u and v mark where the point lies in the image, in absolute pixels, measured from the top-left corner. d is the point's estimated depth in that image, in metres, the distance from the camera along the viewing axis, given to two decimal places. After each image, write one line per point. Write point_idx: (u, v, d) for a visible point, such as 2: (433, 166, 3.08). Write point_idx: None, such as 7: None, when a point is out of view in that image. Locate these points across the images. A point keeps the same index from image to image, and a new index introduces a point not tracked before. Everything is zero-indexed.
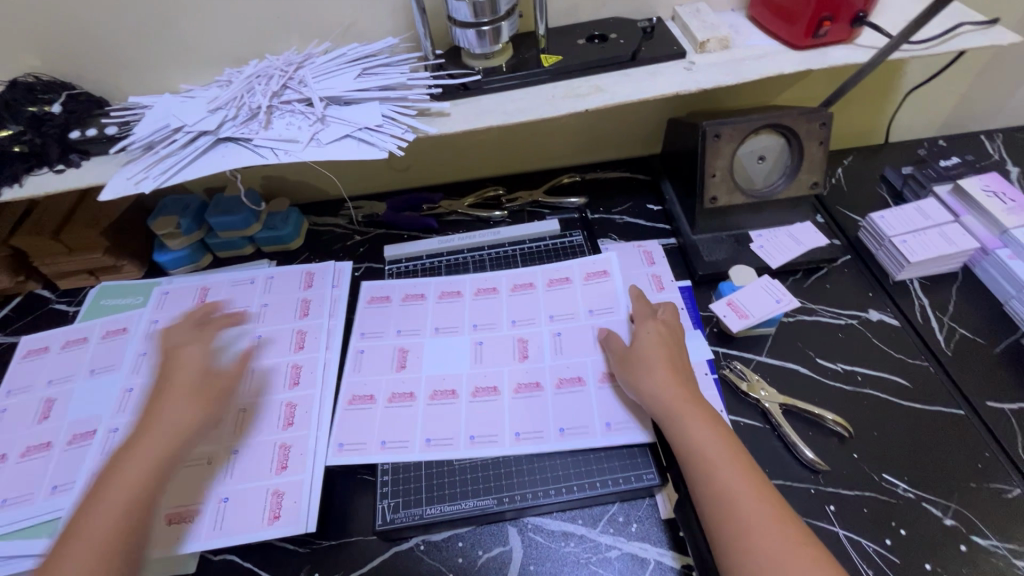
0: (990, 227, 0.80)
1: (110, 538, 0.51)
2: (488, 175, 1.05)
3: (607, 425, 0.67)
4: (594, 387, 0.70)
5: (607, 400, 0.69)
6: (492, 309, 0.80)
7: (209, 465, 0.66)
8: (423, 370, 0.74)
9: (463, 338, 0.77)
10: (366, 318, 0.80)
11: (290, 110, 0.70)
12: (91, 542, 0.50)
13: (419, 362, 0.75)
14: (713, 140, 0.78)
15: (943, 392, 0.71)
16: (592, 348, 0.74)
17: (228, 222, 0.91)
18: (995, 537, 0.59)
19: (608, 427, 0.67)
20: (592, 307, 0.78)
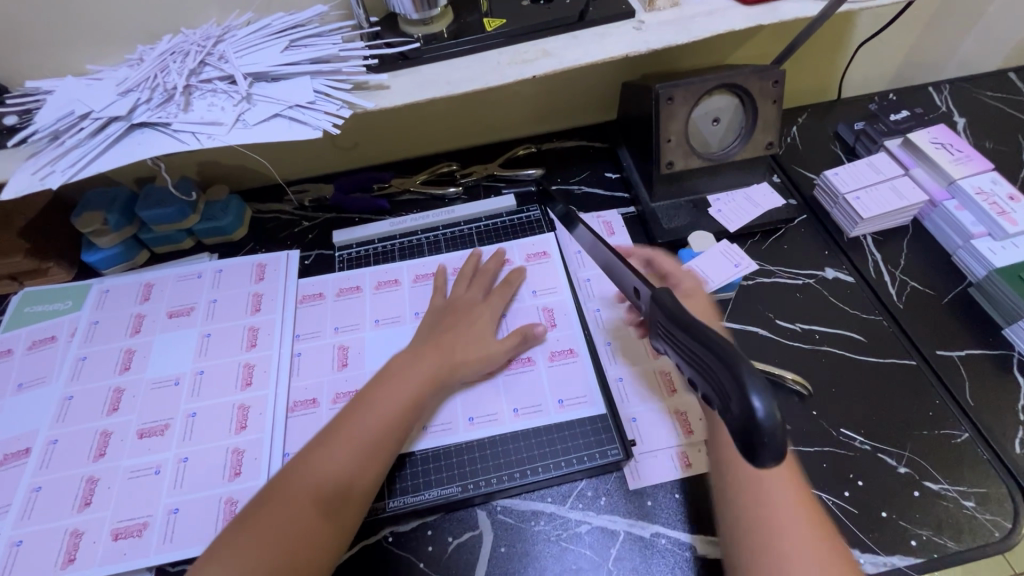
0: (939, 179, 0.81)
1: (322, 486, 0.55)
2: (441, 150, 1.01)
3: (559, 402, 0.67)
4: (544, 365, 0.70)
5: (558, 377, 0.69)
6: (431, 296, 0.77)
7: (157, 475, 0.61)
8: (366, 366, 0.70)
9: (406, 328, 0.74)
10: (302, 317, 0.75)
11: (212, 90, 0.64)
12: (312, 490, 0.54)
13: (361, 358, 0.71)
14: (666, 103, 0.76)
15: (896, 344, 0.72)
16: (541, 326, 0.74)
17: (161, 215, 0.85)
18: (945, 481, 0.62)
19: (560, 404, 0.67)
20: (535, 287, 0.77)
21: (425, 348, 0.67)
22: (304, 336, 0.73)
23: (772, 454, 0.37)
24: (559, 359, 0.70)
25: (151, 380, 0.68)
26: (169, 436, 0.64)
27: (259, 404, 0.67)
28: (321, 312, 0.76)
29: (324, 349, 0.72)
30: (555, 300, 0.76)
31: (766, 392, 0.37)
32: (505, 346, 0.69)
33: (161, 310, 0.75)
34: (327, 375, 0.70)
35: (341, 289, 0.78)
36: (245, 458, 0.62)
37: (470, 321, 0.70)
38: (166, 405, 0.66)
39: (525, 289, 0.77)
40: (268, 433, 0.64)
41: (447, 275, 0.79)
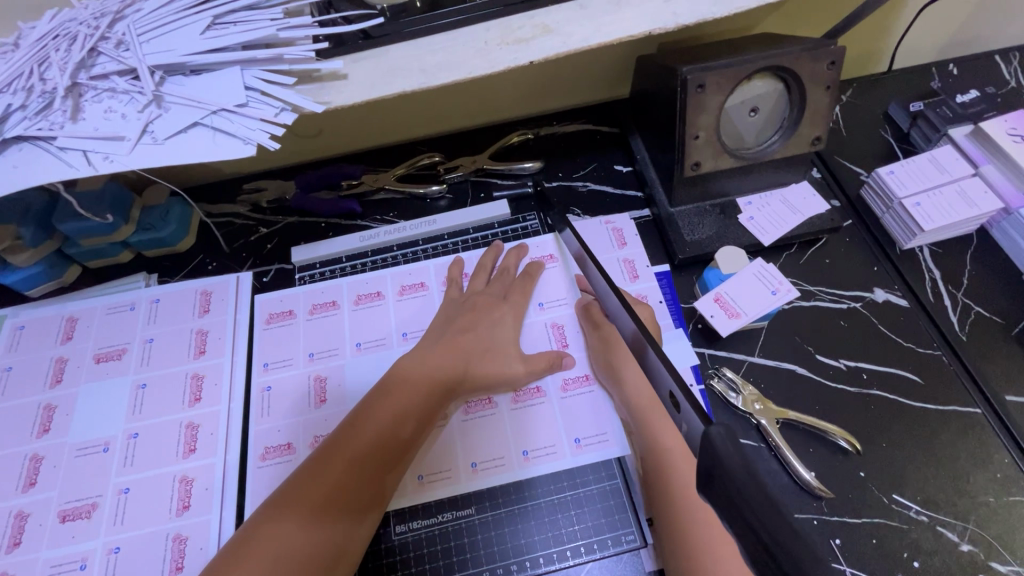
0: (1016, 180, 0.67)
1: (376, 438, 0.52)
2: (421, 137, 0.86)
3: (576, 442, 0.58)
4: (556, 397, 0.60)
5: (571, 409, 0.59)
6: (423, 311, 0.66)
7: (83, 572, 0.51)
8: (345, 402, 0.60)
9: (391, 353, 0.64)
10: (267, 343, 0.64)
11: (109, 88, 0.49)
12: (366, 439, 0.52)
13: (341, 392, 0.61)
14: (696, 92, 0.61)
15: (958, 387, 0.62)
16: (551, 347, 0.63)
17: (87, 227, 0.70)
18: (1015, 561, 0.53)
19: (576, 444, 0.58)
20: (542, 299, 0.66)
21: (431, 360, 0.58)
22: (271, 366, 0.63)
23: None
24: (574, 388, 0.60)
25: (75, 446, 0.57)
26: (97, 519, 0.54)
27: (205, 475, 0.56)
28: (293, 336, 0.65)
29: (298, 380, 0.62)
30: (565, 315, 0.65)
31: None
32: (529, 368, 0.60)
33: (86, 353, 0.63)
34: (302, 415, 0.60)
35: (315, 305, 0.67)
36: (188, 549, 0.52)
37: (483, 332, 0.61)
38: (92, 479, 0.56)
39: (533, 303, 0.66)
40: (215, 512, 0.54)
41: (439, 285, 0.68)
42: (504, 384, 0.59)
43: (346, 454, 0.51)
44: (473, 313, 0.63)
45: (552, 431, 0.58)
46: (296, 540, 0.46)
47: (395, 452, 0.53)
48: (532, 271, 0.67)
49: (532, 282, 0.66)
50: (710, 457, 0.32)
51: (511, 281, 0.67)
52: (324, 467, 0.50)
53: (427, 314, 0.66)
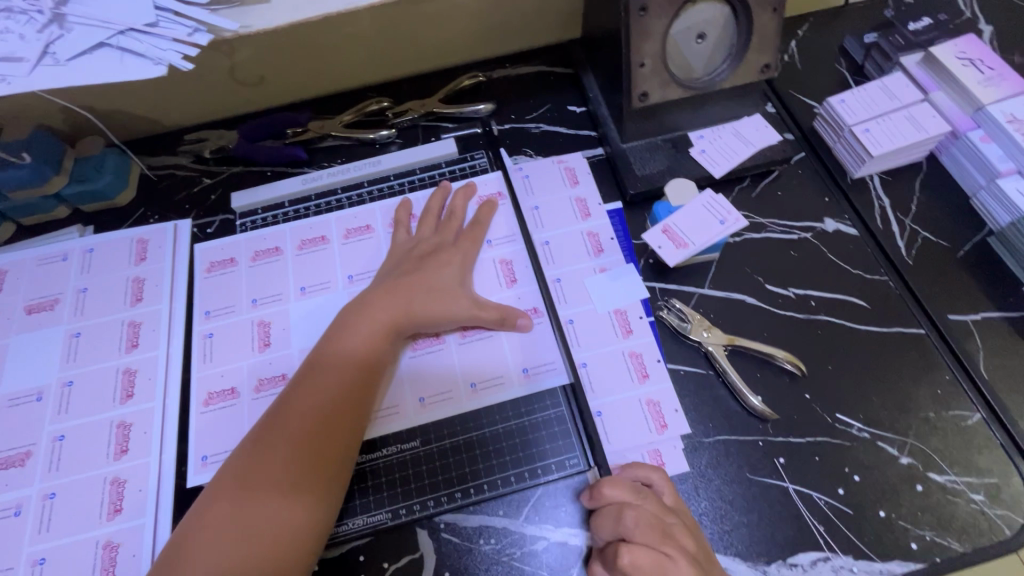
0: (963, 103, 0.68)
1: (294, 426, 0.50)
2: (368, 82, 0.82)
3: (524, 371, 0.58)
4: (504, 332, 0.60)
5: (520, 343, 0.60)
6: (369, 253, 0.65)
7: (18, 518, 0.50)
8: (292, 344, 0.59)
9: (337, 295, 0.62)
10: (207, 290, 0.62)
11: (4, 9, 0.45)
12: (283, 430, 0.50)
13: (286, 336, 0.59)
14: (639, 16, 0.59)
15: (903, 310, 0.62)
16: (499, 284, 0.63)
17: (18, 177, 0.68)
18: (952, 471, 0.54)
19: (525, 373, 0.58)
20: (491, 237, 0.66)
21: (371, 304, 0.57)
22: (213, 314, 0.61)
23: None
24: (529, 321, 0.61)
25: (6, 396, 0.56)
26: (31, 466, 0.52)
27: (144, 419, 0.55)
28: (233, 281, 0.63)
29: (240, 326, 0.60)
30: (513, 252, 0.65)
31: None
32: (477, 308, 0.58)
33: (16, 305, 0.60)
34: (246, 359, 0.58)
35: (257, 252, 0.65)
36: (126, 492, 0.51)
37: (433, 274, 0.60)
38: (25, 428, 0.54)
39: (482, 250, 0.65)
40: (155, 455, 0.53)
41: (385, 227, 0.66)
42: (447, 322, 0.58)
43: (264, 441, 0.50)
44: (418, 258, 0.61)
45: (500, 366, 0.59)
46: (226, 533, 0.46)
47: (320, 431, 0.50)
48: (479, 218, 0.66)
49: (480, 221, 0.65)
50: None
51: (457, 227, 0.65)
52: (248, 456, 0.49)
53: (376, 258, 0.65)
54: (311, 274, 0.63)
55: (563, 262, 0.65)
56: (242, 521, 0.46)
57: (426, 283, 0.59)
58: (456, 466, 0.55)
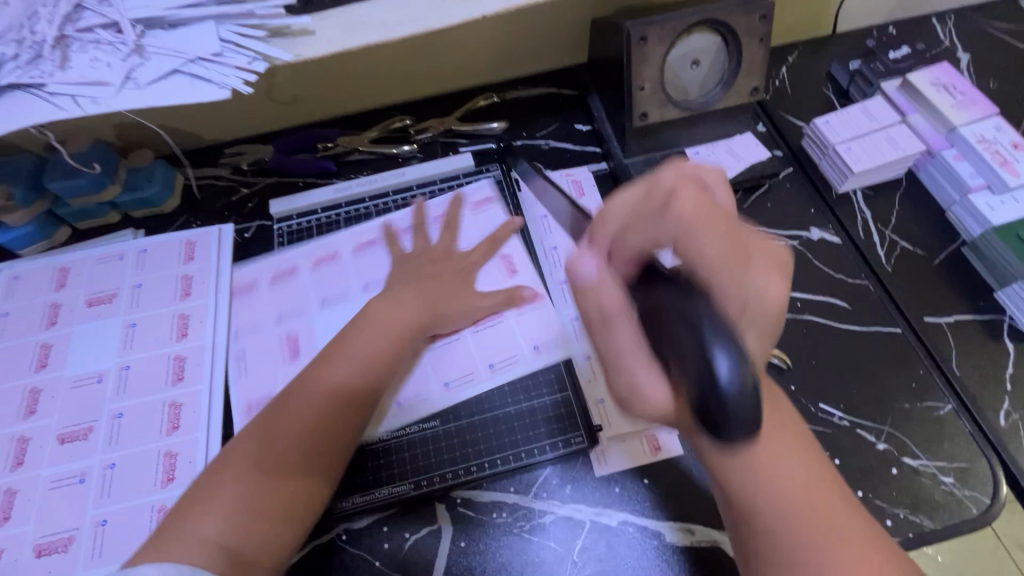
0: (937, 125, 0.74)
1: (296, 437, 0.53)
2: (393, 102, 0.90)
3: (534, 348, 0.64)
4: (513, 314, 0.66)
5: (527, 323, 0.66)
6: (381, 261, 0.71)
7: (81, 485, 0.56)
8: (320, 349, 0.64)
9: (354, 300, 0.68)
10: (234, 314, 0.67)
11: (94, 40, 0.53)
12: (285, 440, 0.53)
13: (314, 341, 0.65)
14: (639, 45, 0.67)
15: (882, 311, 0.67)
16: (501, 276, 0.69)
17: (75, 186, 0.74)
18: (925, 457, 0.59)
19: (491, 369, 0.64)
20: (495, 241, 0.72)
21: (403, 303, 0.63)
22: (242, 333, 0.66)
23: (741, 425, 0.35)
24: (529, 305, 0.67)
25: (71, 378, 0.62)
26: (93, 439, 0.59)
27: (193, 400, 0.61)
28: (256, 304, 0.68)
29: (268, 340, 0.65)
30: (512, 247, 0.71)
31: (736, 360, 0.34)
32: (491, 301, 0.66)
33: (79, 298, 0.67)
34: (280, 368, 0.63)
35: (275, 273, 0.70)
36: (178, 463, 0.57)
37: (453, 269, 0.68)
38: (88, 406, 0.60)
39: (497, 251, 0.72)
40: (203, 432, 0.59)
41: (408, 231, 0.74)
42: (464, 317, 0.65)
43: (255, 451, 0.52)
44: (434, 261, 0.68)
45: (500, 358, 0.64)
46: (206, 534, 0.47)
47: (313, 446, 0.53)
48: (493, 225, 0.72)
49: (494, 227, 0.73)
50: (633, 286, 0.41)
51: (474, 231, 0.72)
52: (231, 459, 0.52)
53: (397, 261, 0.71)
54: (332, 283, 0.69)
55: (566, 269, 0.70)
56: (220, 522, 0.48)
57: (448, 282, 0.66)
58: (466, 449, 0.60)
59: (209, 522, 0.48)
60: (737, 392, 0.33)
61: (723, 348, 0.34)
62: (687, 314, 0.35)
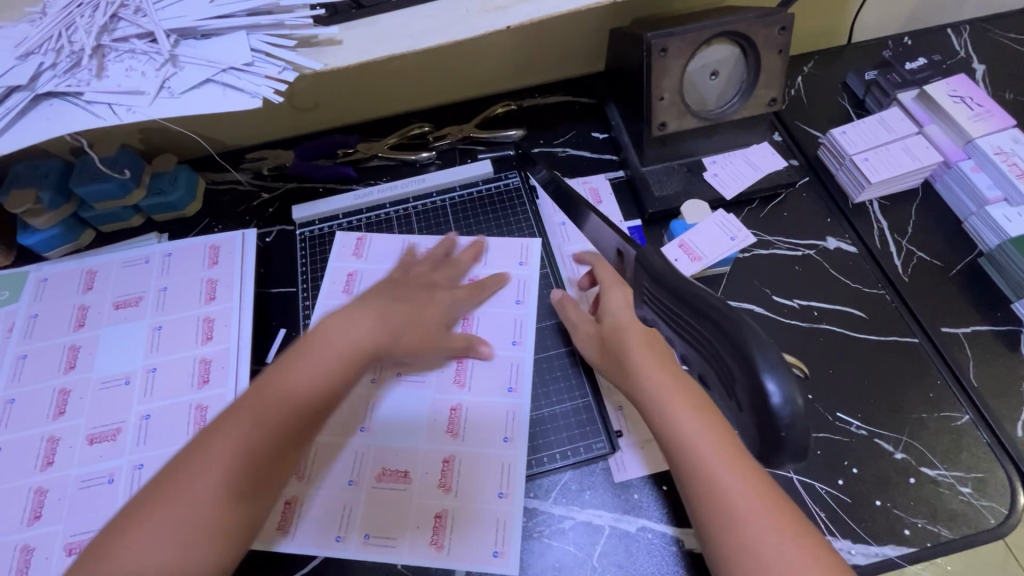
0: (954, 137, 0.75)
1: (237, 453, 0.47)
2: (411, 109, 0.91)
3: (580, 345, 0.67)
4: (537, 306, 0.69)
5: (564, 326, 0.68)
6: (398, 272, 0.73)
7: (111, 485, 0.57)
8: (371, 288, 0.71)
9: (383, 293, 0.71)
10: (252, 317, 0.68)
11: (129, 50, 0.54)
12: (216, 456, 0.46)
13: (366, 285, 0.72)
14: (660, 56, 0.67)
15: (899, 321, 0.68)
16: (520, 290, 0.70)
17: (101, 190, 0.76)
18: (943, 467, 0.59)
19: (512, 393, 0.64)
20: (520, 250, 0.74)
21: (361, 310, 0.57)
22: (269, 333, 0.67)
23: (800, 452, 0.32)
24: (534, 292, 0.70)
25: (99, 380, 0.63)
26: (122, 441, 0.60)
27: (218, 403, 0.62)
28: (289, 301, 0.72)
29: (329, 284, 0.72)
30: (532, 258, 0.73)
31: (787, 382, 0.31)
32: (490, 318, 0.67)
33: (106, 301, 0.69)
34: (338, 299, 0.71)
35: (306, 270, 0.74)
36: None
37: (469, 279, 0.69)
38: (116, 407, 0.62)
39: (513, 257, 0.73)
40: None
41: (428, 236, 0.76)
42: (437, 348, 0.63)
43: (190, 480, 0.45)
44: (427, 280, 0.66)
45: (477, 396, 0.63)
46: (138, 563, 0.42)
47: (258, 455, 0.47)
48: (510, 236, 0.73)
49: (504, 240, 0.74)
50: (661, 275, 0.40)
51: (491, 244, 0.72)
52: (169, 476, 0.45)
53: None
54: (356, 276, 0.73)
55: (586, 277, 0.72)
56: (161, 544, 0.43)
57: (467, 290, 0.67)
58: (433, 487, 0.59)
59: (148, 544, 0.42)
60: (791, 414, 0.31)
61: (768, 367, 0.32)
62: (736, 335, 0.34)
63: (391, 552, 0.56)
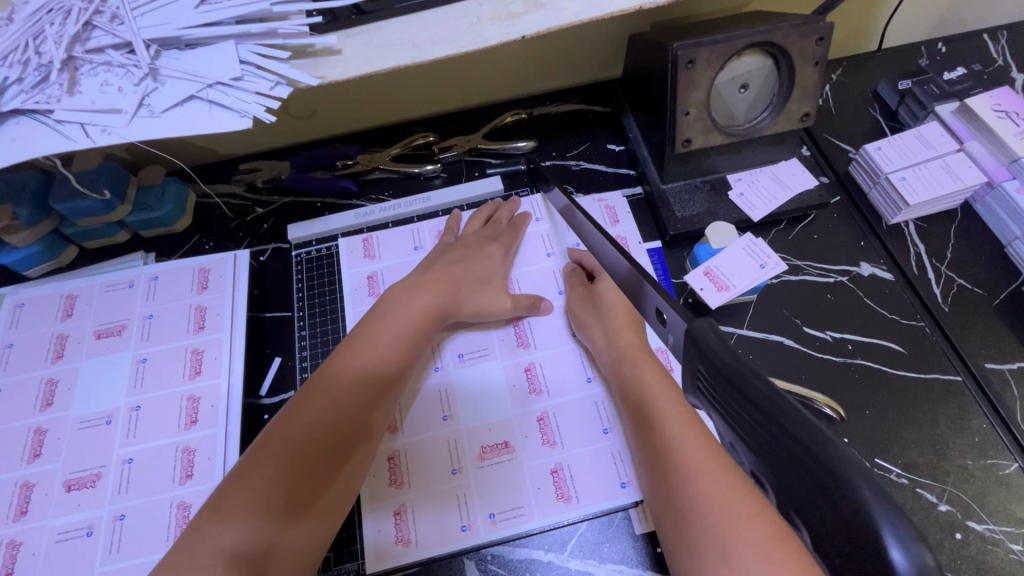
0: (998, 154, 0.69)
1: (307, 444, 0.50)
2: (414, 117, 0.86)
3: None
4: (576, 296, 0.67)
5: None
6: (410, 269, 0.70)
7: (90, 538, 0.53)
8: None
9: None
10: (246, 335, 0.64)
11: (104, 62, 0.49)
12: (291, 442, 0.49)
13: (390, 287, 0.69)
14: (686, 68, 0.62)
15: (939, 356, 0.63)
16: (545, 291, 0.68)
17: (84, 206, 0.70)
18: (991, 520, 0.55)
19: (590, 381, 0.62)
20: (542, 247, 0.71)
21: (422, 286, 0.62)
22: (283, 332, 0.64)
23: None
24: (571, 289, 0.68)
25: (78, 418, 0.59)
26: (102, 487, 0.55)
27: (207, 445, 0.57)
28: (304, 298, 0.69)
29: (352, 285, 0.69)
30: (552, 260, 0.70)
31: (915, 544, 0.24)
32: (515, 304, 0.64)
33: (86, 329, 0.64)
34: (363, 303, 0.68)
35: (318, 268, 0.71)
36: (191, 515, 0.54)
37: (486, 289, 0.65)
38: (96, 450, 0.57)
39: (552, 287, 0.69)
40: (218, 480, 0.55)
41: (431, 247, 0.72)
42: (491, 316, 0.64)
43: (280, 456, 0.49)
44: (465, 248, 0.67)
45: (551, 353, 0.64)
46: (229, 546, 0.44)
47: (324, 444, 0.51)
48: (520, 222, 0.71)
49: (520, 233, 0.71)
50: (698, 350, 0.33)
51: (502, 229, 0.71)
52: (242, 467, 0.48)
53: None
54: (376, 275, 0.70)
55: None
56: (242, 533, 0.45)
57: (475, 310, 0.64)
58: (537, 447, 0.58)
59: (233, 536, 0.45)
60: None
61: (891, 527, 0.24)
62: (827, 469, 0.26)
63: (442, 539, 0.55)
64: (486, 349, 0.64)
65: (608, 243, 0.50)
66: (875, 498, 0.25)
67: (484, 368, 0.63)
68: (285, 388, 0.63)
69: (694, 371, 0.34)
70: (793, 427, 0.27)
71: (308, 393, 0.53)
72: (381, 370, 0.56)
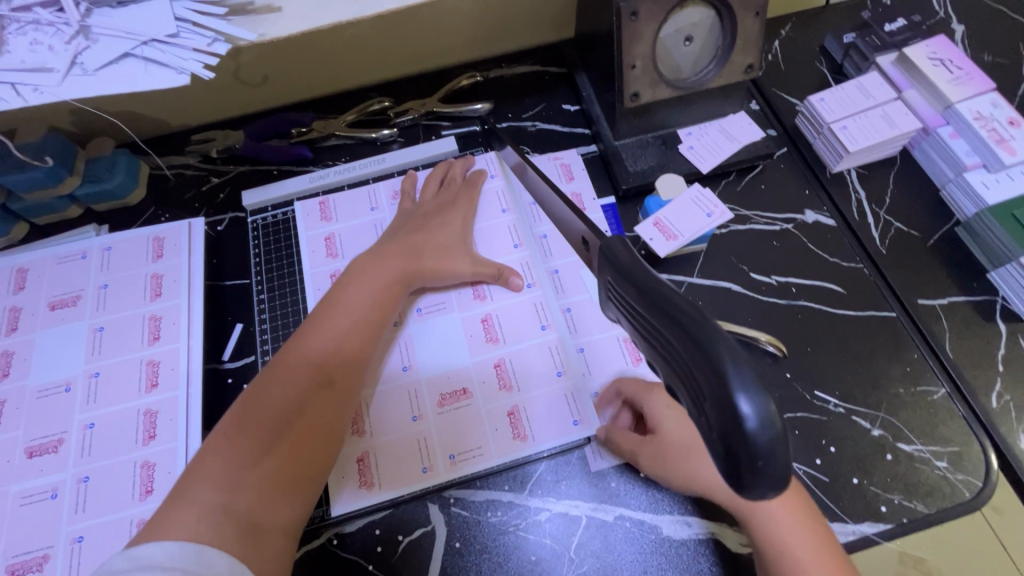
0: (934, 101, 0.73)
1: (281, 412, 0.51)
2: (369, 82, 0.85)
3: (568, 308, 0.65)
4: (532, 249, 0.69)
5: (562, 283, 0.67)
6: (367, 233, 0.71)
7: (54, 501, 0.54)
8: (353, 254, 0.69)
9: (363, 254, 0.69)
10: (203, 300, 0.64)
11: (33, 21, 0.48)
12: (265, 412, 0.51)
13: (349, 249, 0.69)
14: (630, 21, 0.63)
15: (877, 294, 0.67)
16: (503, 246, 0.69)
17: (29, 180, 0.69)
18: (919, 441, 0.59)
19: (545, 329, 0.64)
20: (501, 205, 0.72)
21: (386, 255, 0.63)
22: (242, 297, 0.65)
23: (773, 484, 0.28)
24: (528, 242, 0.69)
25: (36, 388, 0.59)
26: (64, 452, 0.56)
27: (169, 408, 0.58)
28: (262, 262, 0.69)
29: (310, 249, 0.69)
30: (510, 217, 0.71)
31: (763, 399, 0.27)
32: (475, 267, 0.65)
33: (40, 301, 0.63)
34: (320, 264, 0.69)
35: (276, 233, 0.71)
36: (156, 474, 0.55)
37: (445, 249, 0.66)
38: (56, 417, 0.57)
39: (506, 242, 0.70)
40: (181, 440, 0.56)
41: (387, 210, 0.72)
42: (454, 276, 0.65)
43: (250, 429, 0.50)
44: (422, 217, 0.68)
45: (506, 304, 0.65)
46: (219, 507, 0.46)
47: (297, 411, 0.52)
48: (474, 179, 0.72)
49: (476, 193, 0.72)
50: (611, 258, 0.35)
51: (456, 189, 0.72)
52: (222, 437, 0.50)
53: (373, 234, 0.71)
54: (335, 240, 0.70)
55: (561, 254, 0.69)
56: (223, 499, 0.46)
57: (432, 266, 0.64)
58: (494, 392, 0.61)
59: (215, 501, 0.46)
60: (764, 441, 0.27)
61: (743, 388, 0.27)
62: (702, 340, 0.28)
63: (407, 482, 0.57)
64: (444, 302, 0.66)
65: (554, 193, 0.52)
66: (733, 365, 0.27)
67: (441, 319, 0.65)
68: (246, 352, 0.64)
69: (606, 285, 0.37)
70: (676, 312, 0.30)
71: (280, 368, 0.54)
72: (350, 338, 0.57)
